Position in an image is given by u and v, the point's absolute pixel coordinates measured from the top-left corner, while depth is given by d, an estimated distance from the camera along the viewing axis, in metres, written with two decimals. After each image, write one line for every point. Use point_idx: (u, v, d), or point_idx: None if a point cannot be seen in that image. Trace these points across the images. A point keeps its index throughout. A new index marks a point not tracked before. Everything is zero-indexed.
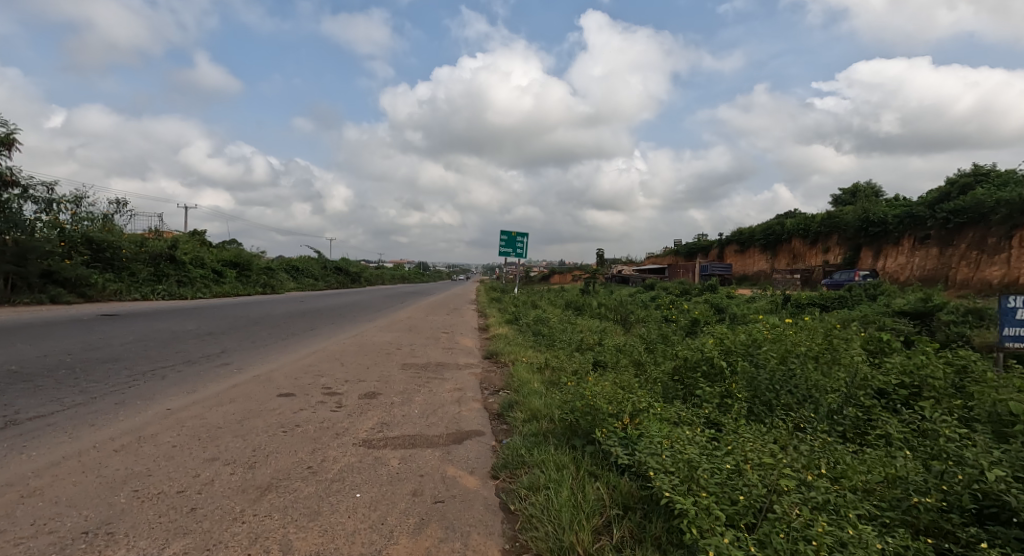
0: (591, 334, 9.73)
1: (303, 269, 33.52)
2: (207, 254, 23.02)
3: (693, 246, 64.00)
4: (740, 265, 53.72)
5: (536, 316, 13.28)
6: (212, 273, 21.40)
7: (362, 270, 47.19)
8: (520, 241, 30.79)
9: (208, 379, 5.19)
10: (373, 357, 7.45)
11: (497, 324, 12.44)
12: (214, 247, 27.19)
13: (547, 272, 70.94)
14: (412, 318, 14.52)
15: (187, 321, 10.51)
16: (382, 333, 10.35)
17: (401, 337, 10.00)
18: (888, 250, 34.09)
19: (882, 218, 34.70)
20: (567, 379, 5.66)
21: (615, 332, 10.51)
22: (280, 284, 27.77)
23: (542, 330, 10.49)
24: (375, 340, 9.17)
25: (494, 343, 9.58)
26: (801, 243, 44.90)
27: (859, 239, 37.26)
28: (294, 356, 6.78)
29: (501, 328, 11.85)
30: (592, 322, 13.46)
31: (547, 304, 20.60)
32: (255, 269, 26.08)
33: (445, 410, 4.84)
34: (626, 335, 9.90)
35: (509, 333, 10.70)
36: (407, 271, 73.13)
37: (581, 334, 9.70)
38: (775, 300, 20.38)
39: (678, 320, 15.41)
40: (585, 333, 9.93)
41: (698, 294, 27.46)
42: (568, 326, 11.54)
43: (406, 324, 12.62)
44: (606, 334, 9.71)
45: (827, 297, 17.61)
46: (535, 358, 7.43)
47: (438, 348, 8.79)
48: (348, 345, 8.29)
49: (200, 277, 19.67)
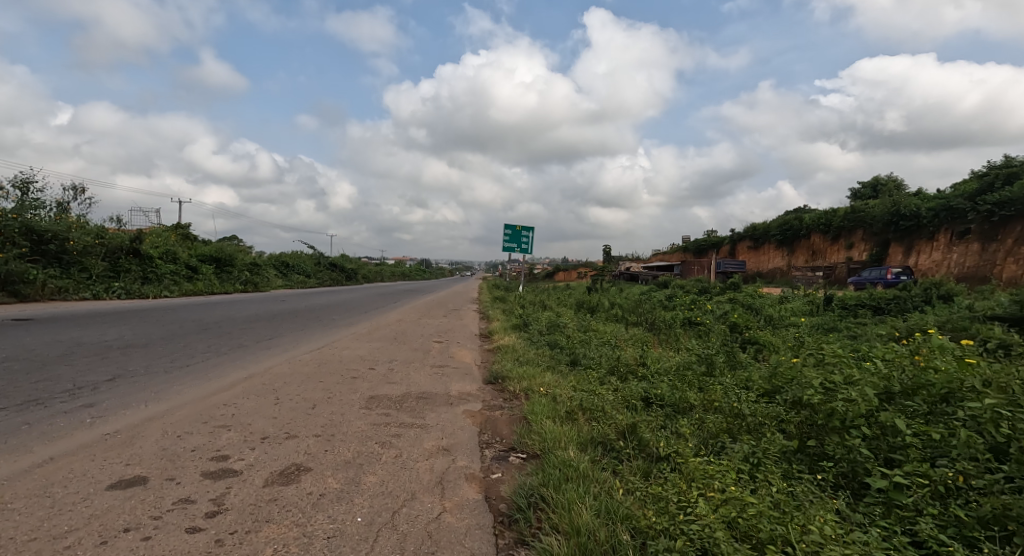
0: (625, 348, 7.61)
1: (294, 266, 31.51)
2: (182, 249, 21.04)
3: (703, 242, 61.76)
4: (754, 262, 51.46)
5: (549, 321, 11.19)
6: (187, 270, 19.43)
7: (359, 266, 45.12)
8: (525, 236, 28.65)
9: (18, 442, 3.09)
10: (330, 386, 5.30)
11: (501, 332, 10.35)
12: (194, 242, 25.20)
13: (552, 269, 68.73)
14: (402, 322, 12.41)
15: (114, 326, 8.43)
16: (358, 344, 8.24)
17: (382, 350, 7.88)
18: (921, 246, 31.83)
19: (915, 212, 32.25)
20: (619, 437, 3.53)
21: (652, 344, 8.39)
22: (266, 281, 25.78)
23: (559, 341, 8.39)
24: (345, 356, 7.07)
25: (498, 359, 7.46)
26: (822, 239, 42.58)
27: (887, 234, 34.95)
28: (209, 389, 4.67)
29: (508, 335, 9.73)
30: (615, 327, 11.31)
31: (557, 304, 18.46)
32: (237, 265, 24.07)
33: (412, 512, 2.67)
34: (667, 349, 7.80)
35: (517, 344, 8.59)
36: (407, 269, 71.17)
37: (613, 347, 7.58)
38: (813, 300, 18.22)
39: (711, 327, 13.27)
40: (617, 346, 7.81)
41: (720, 294, 25.27)
42: (591, 334, 9.43)
43: (393, 330, 10.51)
44: (644, 348, 7.61)
45: (879, 298, 15.45)
46: (561, 388, 5.31)
47: (426, 369, 6.63)
48: (302, 364, 6.17)
49: (169, 274, 17.70)
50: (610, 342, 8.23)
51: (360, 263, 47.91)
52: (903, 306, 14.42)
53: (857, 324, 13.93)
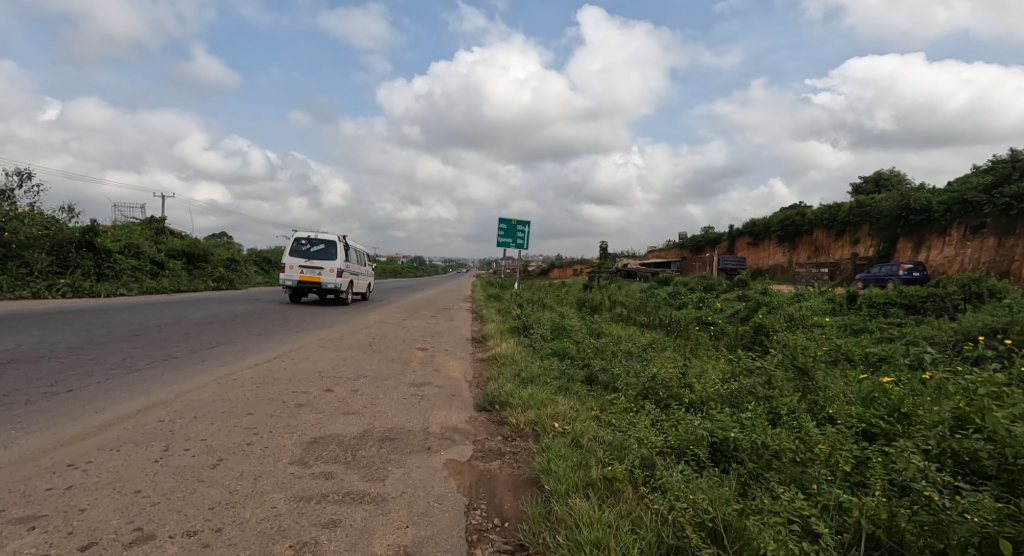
0: (651, 360, 6.14)
1: (276, 262, 29.87)
2: (148, 243, 19.43)
3: (701, 238, 60.58)
4: (753, 258, 50.30)
5: (552, 323, 9.67)
6: (152, 266, 17.80)
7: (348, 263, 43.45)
8: (520, 231, 27.14)
9: None
10: (256, 422, 3.74)
11: (497, 335, 8.92)
12: (166, 236, 23.53)
13: (546, 266, 67.26)
14: (382, 324, 10.85)
15: (23, 333, 6.87)
16: (321, 354, 6.71)
17: (350, 362, 6.33)
18: (932, 241, 30.78)
19: (926, 205, 31.08)
20: (706, 538, 2.06)
21: (681, 355, 6.94)
22: (243, 278, 24.17)
23: (568, 349, 6.92)
24: (299, 372, 5.52)
25: (494, 373, 5.94)
26: (826, 234, 41.37)
27: (895, 229, 33.85)
28: (66, 435, 3.14)
29: (505, 341, 8.23)
30: (628, 330, 9.86)
31: (556, 303, 17.01)
32: (212, 262, 22.47)
33: None
34: (704, 362, 6.33)
35: (516, 352, 7.09)
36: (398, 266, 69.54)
37: (638, 360, 6.10)
38: (834, 299, 16.88)
39: (732, 331, 11.88)
40: (643, 357, 6.34)
41: (727, 292, 23.92)
42: (605, 339, 7.94)
43: (368, 334, 8.97)
44: (676, 361, 6.14)
45: (911, 295, 14.15)
46: (585, 427, 3.80)
47: (400, 391, 5.09)
48: (234, 388, 4.60)
49: (129, 270, 16.13)
50: (629, 351, 6.77)
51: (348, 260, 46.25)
52: (941, 305, 13.11)
53: (892, 327, 12.58)
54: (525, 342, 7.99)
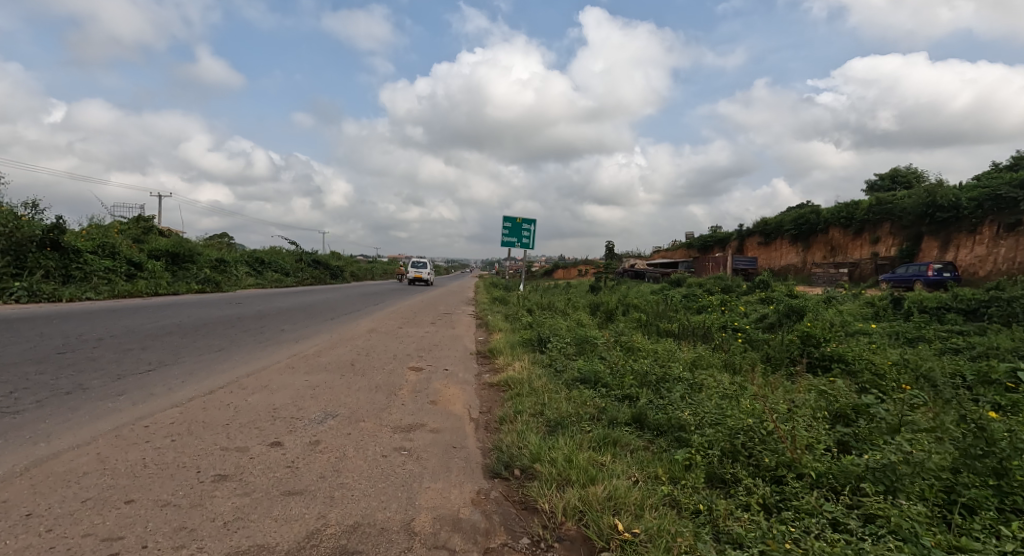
0: (717, 392, 4.71)
1: (269, 263, 28.47)
2: (126, 243, 18.03)
3: (709, 238, 59.01)
4: (764, 257, 48.71)
5: (570, 334, 8.20)
6: (129, 266, 16.44)
7: (346, 264, 42.07)
8: (526, 229, 25.67)
9: None
10: (129, 525, 2.28)
11: (507, 351, 7.45)
12: (150, 236, 22.14)
13: (550, 267, 65.67)
14: (372, 334, 9.44)
15: None
16: (285, 380, 5.25)
17: (321, 393, 4.88)
18: (960, 240, 29.31)
19: (954, 202, 29.73)
20: None
21: (746, 384, 5.50)
22: (232, 280, 22.75)
23: (601, 373, 5.45)
24: (245, 413, 4.07)
25: (509, 409, 4.48)
26: (842, 233, 39.77)
27: (919, 227, 32.35)
28: None
29: (518, 358, 6.74)
30: (662, 342, 8.36)
31: (567, 307, 15.54)
32: (198, 263, 21.08)
33: None
34: (783, 395, 4.90)
35: (535, 374, 5.63)
36: (399, 267, 68.10)
37: (700, 393, 4.66)
38: (874, 304, 15.40)
39: (774, 342, 10.40)
40: (704, 389, 4.90)
41: (747, 294, 22.40)
42: (644, 357, 6.46)
43: (353, 349, 7.54)
44: (749, 394, 4.69)
45: (970, 299, 12.79)
46: (669, 533, 2.38)
47: (378, 445, 3.63)
48: (131, 446, 3.14)
49: (100, 271, 14.73)
50: (681, 376, 5.30)
51: (347, 260, 44.92)
52: (1007, 311, 11.67)
53: (955, 337, 11.10)
54: (543, 360, 6.51)
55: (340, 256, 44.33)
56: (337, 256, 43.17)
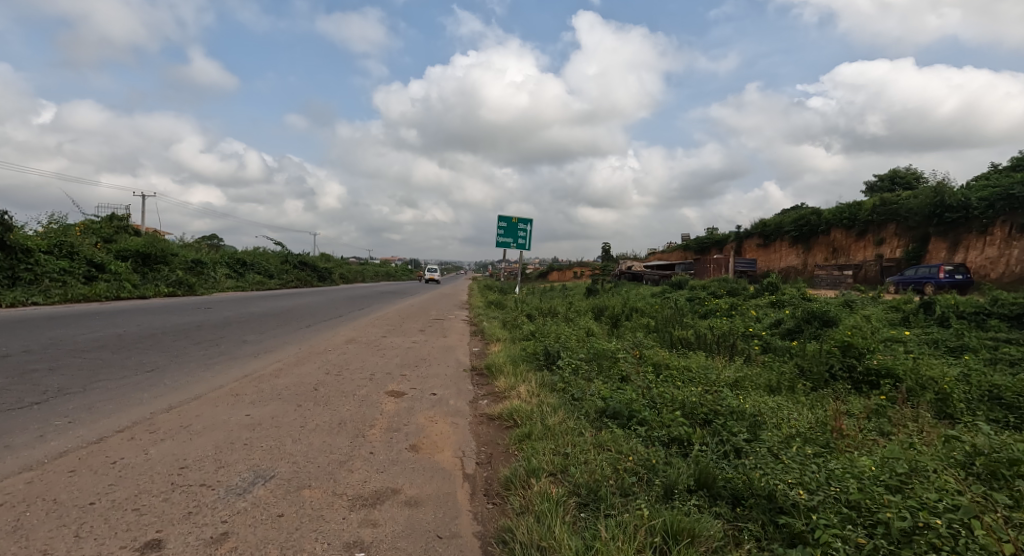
0: (802, 443, 3.47)
1: (251, 264, 27.09)
2: (89, 243, 16.80)
3: (706, 240, 58.07)
4: (763, 260, 47.72)
5: (581, 346, 6.93)
6: (88, 268, 15.10)
7: (335, 266, 40.70)
8: (522, 229, 24.45)
9: None
10: None
11: (505, 368, 6.18)
12: (120, 237, 20.83)
13: (545, 269, 64.43)
14: (351, 346, 8.16)
15: None
16: (216, 417, 3.95)
17: (259, 437, 3.59)
18: (970, 242, 28.46)
19: (963, 202, 28.94)
20: None
21: (820, 424, 4.28)
22: (209, 282, 21.39)
23: (634, 404, 4.20)
24: (132, 478, 2.78)
25: (518, 465, 3.21)
26: (845, 235, 38.83)
27: (926, 228, 31.52)
28: None
29: (523, 380, 5.47)
30: (690, 355, 7.09)
31: (569, 312, 14.30)
32: (171, 265, 19.78)
33: None
34: (879, 444, 3.69)
35: (548, 406, 4.36)
36: (391, 269, 66.71)
37: (779, 445, 3.42)
38: (900, 309, 14.28)
39: (808, 351, 9.18)
40: (780, 435, 3.66)
41: (756, 298, 21.20)
42: (680, 381, 5.21)
43: (323, 367, 6.26)
44: (844, 448, 3.47)
45: (1013, 304, 11.69)
46: None
47: (322, 539, 2.35)
48: None
49: (54, 270, 13.48)
50: (740, 411, 4.07)
51: (336, 262, 43.52)
52: None
53: (1004, 347, 9.97)
54: (555, 384, 5.23)
55: (329, 258, 42.97)
56: (326, 258, 41.83)
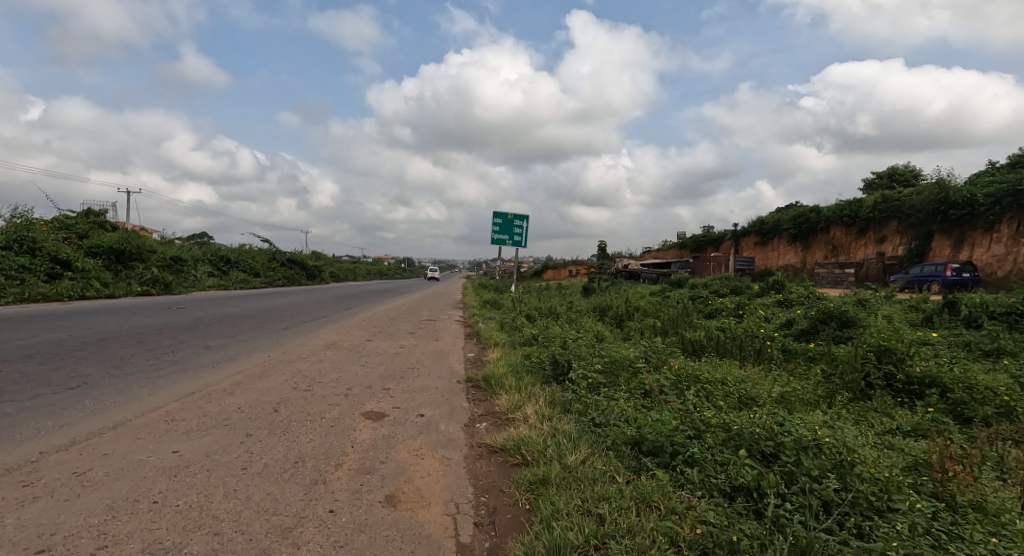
0: (914, 505, 2.58)
1: (236, 262, 26.00)
2: (56, 239, 15.70)
3: (703, 238, 57.39)
4: (761, 258, 47.05)
5: (595, 354, 5.98)
6: (52, 265, 14.03)
7: (325, 264, 39.60)
8: (518, 226, 23.53)
9: None
10: None
11: (504, 383, 5.26)
12: (93, 234, 19.70)
13: (540, 268, 63.54)
14: (330, 352, 7.22)
15: None
16: (129, 456, 3.00)
17: (178, 489, 2.64)
18: (975, 240, 27.93)
19: (969, 199, 28.38)
20: None
21: (912, 459, 3.37)
22: (188, 280, 20.33)
23: (676, 436, 3.28)
24: None
25: (534, 540, 2.29)
26: (845, 232, 38.20)
27: (930, 225, 30.96)
28: None
29: (531, 399, 4.54)
30: (717, 362, 6.17)
31: (570, 313, 13.42)
32: (147, 263, 18.73)
33: None
34: (1011, 499, 2.79)
35: (565, 438, 3.43)
36: (384, 267, 65.65)
37: (888, 515, 2.51)
38: (921, 309, 13.51)
39: (837, 356, 8.33)
40: (879, 488, 2.74)
41: (761, 297, 20.37)
42: (722, 401, 4.28)
43: (292, 380, 5.33)
44: (980, 519, 2.54)
45: None
46: None
47: None
48: None
49: (12, 267, 12.44)
50: (814, 447, 3.16)
51: (326, 260, 42.41)
52: None
53: None
54: (571, 405, 4.30)
55: (319, 256, 41.82)
56: (316, 256, 40.68)
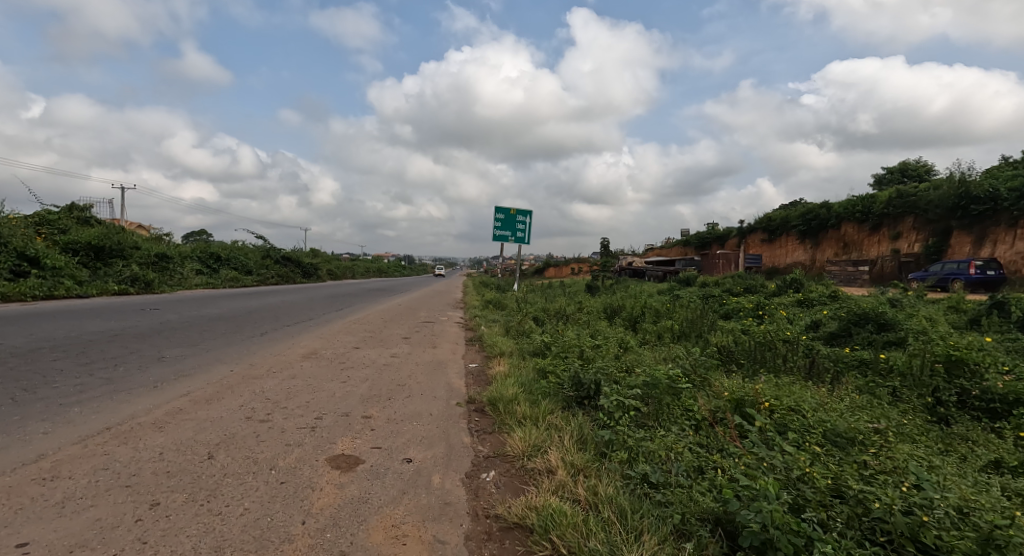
0: None
1: (226, 259, 24.91)
2: (26, 234, 14.59)
3: (708, 235, 56.21)
4: (768, 256, 45.87)
5: (628, 371, 4.87)
6: (18, 262, 12.94)
7: (322, 262, 38.51)
8: (521, 222, 22.43)
9: None
10: None
11: (515, 412, 4.18)
12: (72, 229, 18.59)
13: (541, 266, 62.37)
14: (307, 365, 6.13)
15: None
16: None
17: None
18: (999, 235, 26.85)
19: (991, 193, 27.34)
20: None
21: None
22: (173, 278, 19.23)
23: (787, 515, 2.19)
24: None
25: None
26: (856, 229, 37.07)
27: (948, 221, 29.90)
28: None
29: (556, 441, 3.45)
30: (774, 380, 5.05)
31: (579, 314, 12.32)
32: (129, 260, 17.65)
33: None
34: None
35: (619, 522, 2.34)
36: (383, 265, 64.59)
37: None
38: (962, 309, 12.45)
39: (894, 367, 7.26)
40: None
41: (778, 297, 19.24)
42: (817, 451, 3.18)
43: (248, 405, 4.22)
44: None
45: None
46: None
47: None
48: None
49: None
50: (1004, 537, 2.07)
51: (323, 257, 41.33)
52: None
53: None
54: (613, 451, 3.20)
55: (315, 253, 40.70)
56: (312, 253, 39.64)
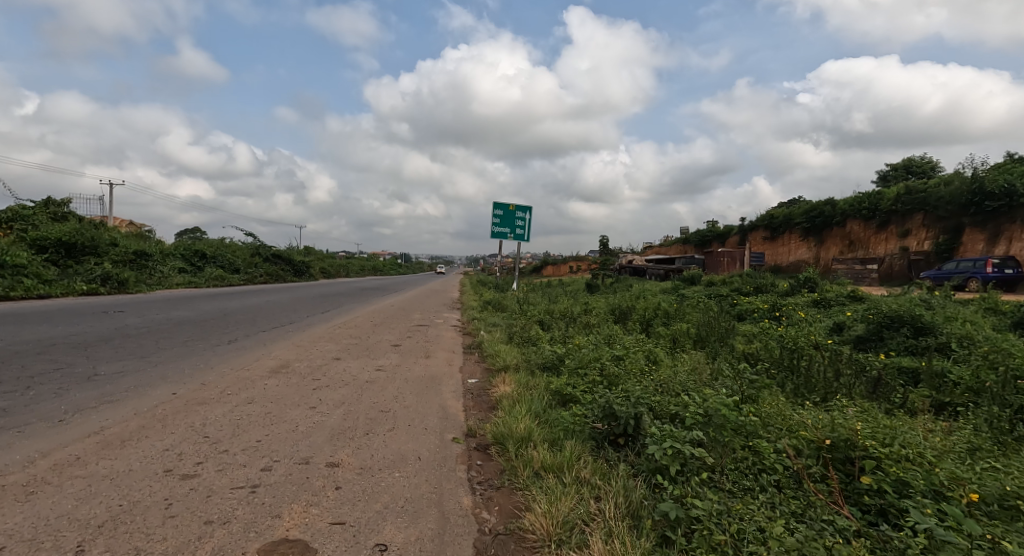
0: None
1: (212, 257, 23.80)
2: None
3: (708, 234, 55.29)
4: (770, 254, 44.93)
5: (672, 397, 3.86)
6: None
7: (315, 259, 37.39)
8: (520, 218, 21.41)
9: None
10: None
11: (529, 459, 3.14)
12: (44, 224, 17.48)
13: (539, 264, 61.43)
14: (271, 384, 5.06)
15: None
16: None
17: None
18: (1014, 233, 26.04)
19: (1007, 189, 26.53)
20: None
21: None
22: (152, 277, 18.13)
23: None
24: None
25: None
26: (862, 226, 36.19)
27: (960, 218, 29.07)
28: None
29: (595, 520, 2.44)
30: (852, 409, 4.05)
31: (586, 317, 11.32)
32: (104, 258, 16.57)
33: None
34: None
35: None
36: (378, 263, 63.47)
37: None
38: (1000, 311, 11.53)
39: (959, 382, 6.28)
40: None
41: (792, 297, 18.27)
42: (987, 546, 2.18)
43: (173, 449, 3.16)
44: None
45: None
46: None
47: None
48: None
49: None
50: None
51: (316, 255, 40.24)
52: None
53: None
54: (683, 540, 2.20)
55: (308, 251, 39.62)
56: (305, 251, 38.52)
